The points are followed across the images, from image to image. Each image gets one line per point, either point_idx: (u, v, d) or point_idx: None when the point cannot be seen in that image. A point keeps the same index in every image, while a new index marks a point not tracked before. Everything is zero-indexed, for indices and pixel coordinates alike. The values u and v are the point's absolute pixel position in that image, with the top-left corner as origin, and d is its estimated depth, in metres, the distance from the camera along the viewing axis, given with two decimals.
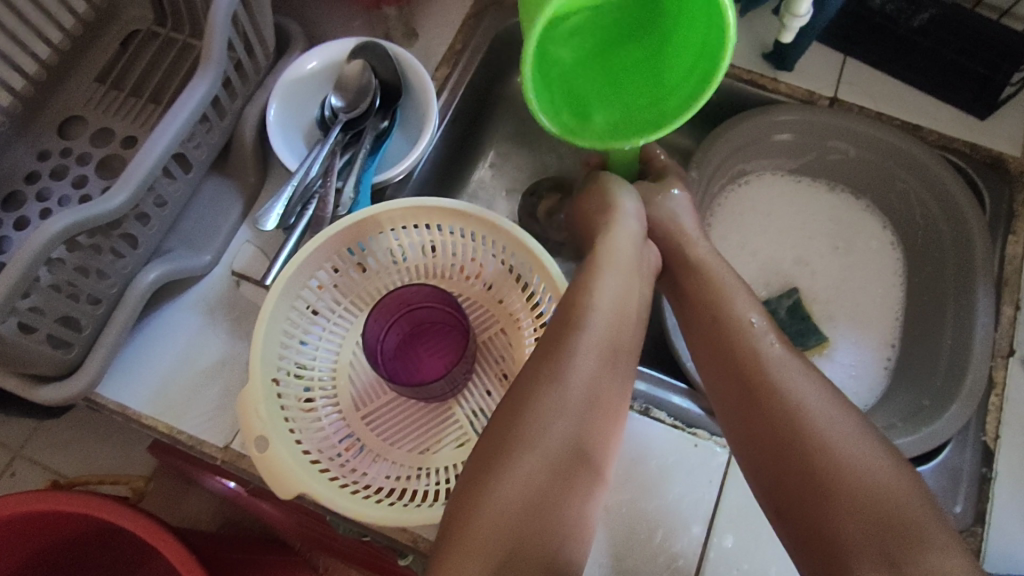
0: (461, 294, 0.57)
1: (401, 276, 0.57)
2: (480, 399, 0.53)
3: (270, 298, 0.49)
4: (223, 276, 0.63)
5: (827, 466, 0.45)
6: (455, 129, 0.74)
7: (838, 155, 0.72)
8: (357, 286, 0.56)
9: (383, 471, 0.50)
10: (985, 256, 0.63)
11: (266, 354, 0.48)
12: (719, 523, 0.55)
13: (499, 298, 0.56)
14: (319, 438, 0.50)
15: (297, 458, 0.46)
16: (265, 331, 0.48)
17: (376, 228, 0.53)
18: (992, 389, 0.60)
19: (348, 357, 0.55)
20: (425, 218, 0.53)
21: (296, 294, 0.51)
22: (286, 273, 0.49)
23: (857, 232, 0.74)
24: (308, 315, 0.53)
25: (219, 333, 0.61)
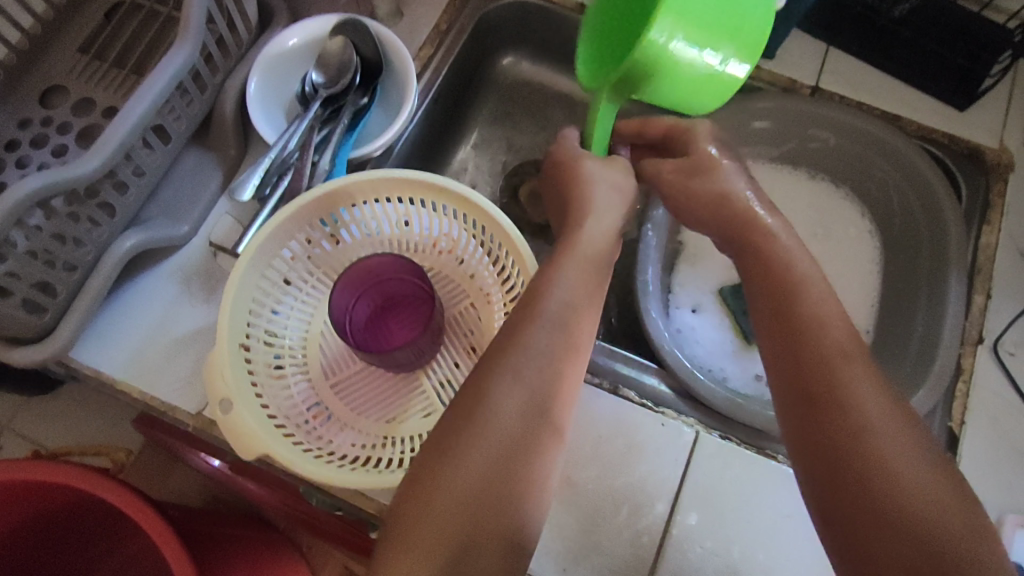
0: (434, 268, 0.58)
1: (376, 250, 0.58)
2: (450, 371, 0.54)
3: (240, 264, 0.49)
4: (201, 247, 0.63)
5: (878, 472, 0.38)
6: (439, 108, 0.74)
7: (818, 143, 0.72)
8: (331, 258, 0.57)
9: (349, 439, 0.51)
10: (958, 243, 0.63)
11: (233, 320, 0.49)
12: (684, 502, 0.55)
13: (473, 274, 0.57)
14: (287, 405, 0.51)
15: (261, 422, 0.46)
16: (233, 298, 0.49)
17: (349, 200, 0.53)
18: (959, 376, 0.61)
19: (320, 329, 0.56)
20: (399, 192, 0.54)
21: (267, 263, 0.52)
22: (256, 242, 0.50)
23: (836, 221, 0.74)
24: (280, 285, 0.54)
25: (195, 303, 0.61)
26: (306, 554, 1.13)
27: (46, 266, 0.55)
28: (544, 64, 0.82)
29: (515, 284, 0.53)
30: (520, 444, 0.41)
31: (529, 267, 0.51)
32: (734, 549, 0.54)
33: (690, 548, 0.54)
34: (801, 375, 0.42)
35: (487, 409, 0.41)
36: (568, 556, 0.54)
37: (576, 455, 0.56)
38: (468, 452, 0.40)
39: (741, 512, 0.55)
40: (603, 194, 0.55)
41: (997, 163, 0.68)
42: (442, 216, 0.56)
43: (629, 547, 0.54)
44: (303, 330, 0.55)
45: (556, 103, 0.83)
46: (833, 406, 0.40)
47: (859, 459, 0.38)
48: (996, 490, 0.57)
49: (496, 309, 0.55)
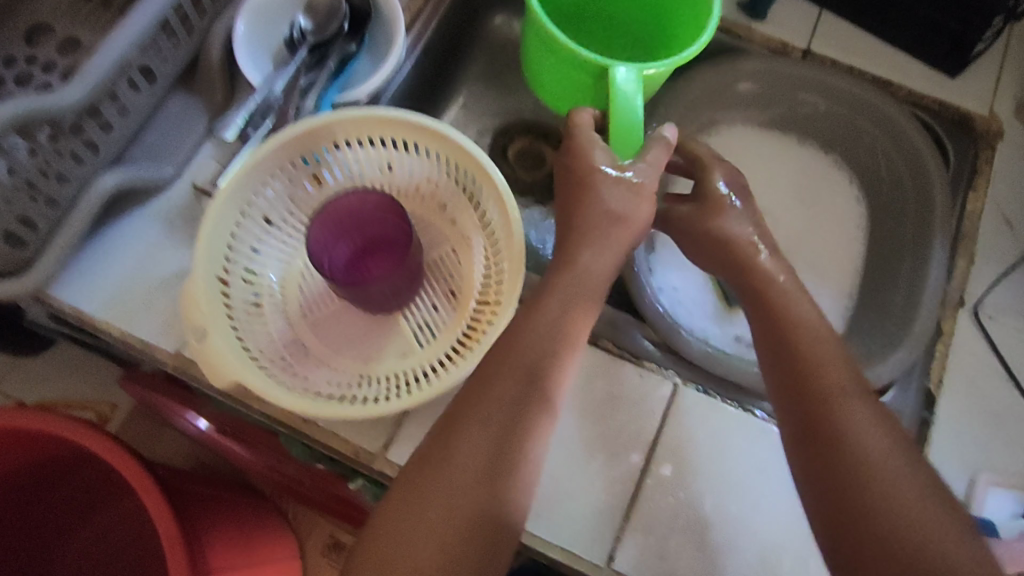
0: (416, 213, 0.58)
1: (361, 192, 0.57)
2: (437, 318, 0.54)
3: (220, 197, 0.49)
4: (184, 190, 0.63)
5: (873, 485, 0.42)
6: (429, 64, 0.74)
7: (809, 108, 0.72)
8: (316, 199, 0.57)
9: (327, 377, 0.51)
10: (944, 207, 0.63)
11: (211, 252, 0.48)
12: (659, 452, 0.55)
13: (456, 220, 0.57)
14: (265, 341, 0.51)
15: (238, 354, 0.46)
16: (211, 230, 0.49)
17: (330, 138, 0.53)
18: (939, 338, 0.61)
19: (301, 270, 0.56)
20: (384, 132, 0.53)
21: (246, 199, 0.52)
22: (235, 175, 0.50)
23: (824, 186, 0.73)
24: (262, 223, 0.54)
25: (177, 244, 0.61)
26: (292, 521, 1.13)
27: (27, 199, 0.54)
28: None
29: (496, 227, 0.53)
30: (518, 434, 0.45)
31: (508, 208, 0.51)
32: (710, 501, 0.54)
33: (665, 498, 0.54)
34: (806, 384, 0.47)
35: (494, 399, 0.45)
36: (542, 503, 0.53)
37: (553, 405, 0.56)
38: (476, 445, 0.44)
39: (719, 465, 0.55)
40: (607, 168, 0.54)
41: (985, 130, 0.68)
42: (426, 161, 0.56)
43: (603, 495, 0.54)
44: (284, 269, 0.55)
45: None
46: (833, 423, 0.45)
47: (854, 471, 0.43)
48: (972, 449, 0.57)
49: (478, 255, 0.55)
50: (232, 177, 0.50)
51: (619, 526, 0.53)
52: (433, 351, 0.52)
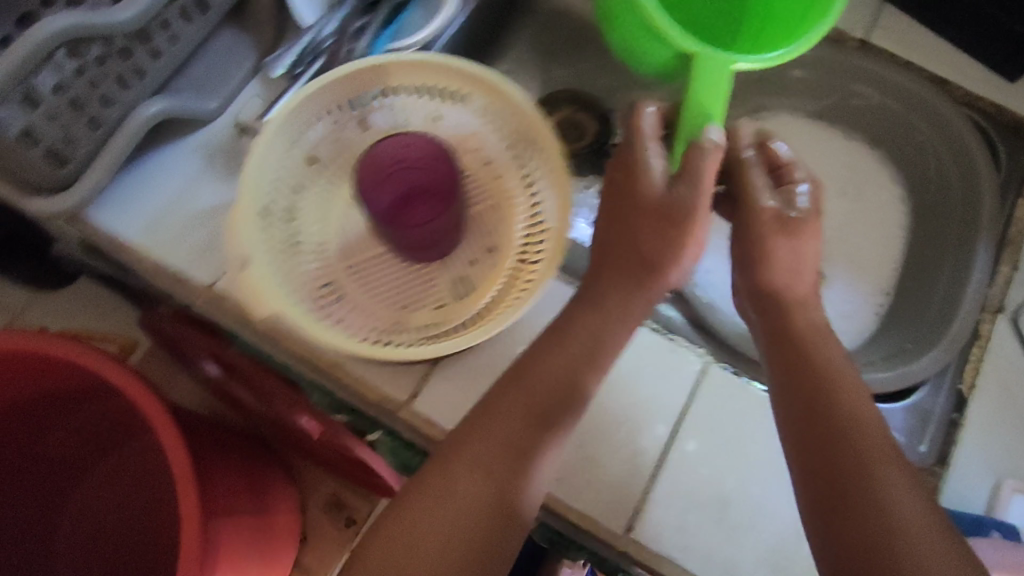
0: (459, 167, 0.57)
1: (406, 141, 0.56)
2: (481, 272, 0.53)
3: (269, 129, 0.49)
4: (226, 126, 0.62)
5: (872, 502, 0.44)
6: (480, 24, 0.73)
7: (861, 100, 0.71)
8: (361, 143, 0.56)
9: (361, 324, 0.51)
10: (991, 211, 0.62)
11: (255, 181, 0.49)
12: (685, 427, 0.55)
13: (500, 179, 0.55)
14: (299, 282, 0.50)
15: (279, 294, 0.47)
16: (258, 163, 0.49)
17: (383, 82, 0.53)
18: (975, 342, 0.60)
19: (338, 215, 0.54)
20: (439, 80, 0.53)
21: (293, 135, 0.52)
22: (285, 107, 0.49)
23: (868, 181, 0.73)
24: (305, 161, 0.53)
25: (216, 178, 0.60)
26: (298, 479, 1.14)
27: (72, 117, 0.54)
28: None
29: (540, 186, 0.53)
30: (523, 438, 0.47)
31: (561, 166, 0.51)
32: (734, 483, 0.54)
33: (689, 474, 0.53)
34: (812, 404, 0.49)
35: (498, 403, 0.48)
36: (565, 468, 0.53)
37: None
38: (484, 441, 0.47)
39: (747, 449, 0.55)
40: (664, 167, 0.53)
41: None
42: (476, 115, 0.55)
43: (628, 465, 0.54)
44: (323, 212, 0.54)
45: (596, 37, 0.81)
46: (842, 446, 0.46)
47: (855, 487, 0.45)
48: (999, 455, 0.56)
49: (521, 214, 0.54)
50: (281, 110, 0.50)
51: (641, 497, 0.53)
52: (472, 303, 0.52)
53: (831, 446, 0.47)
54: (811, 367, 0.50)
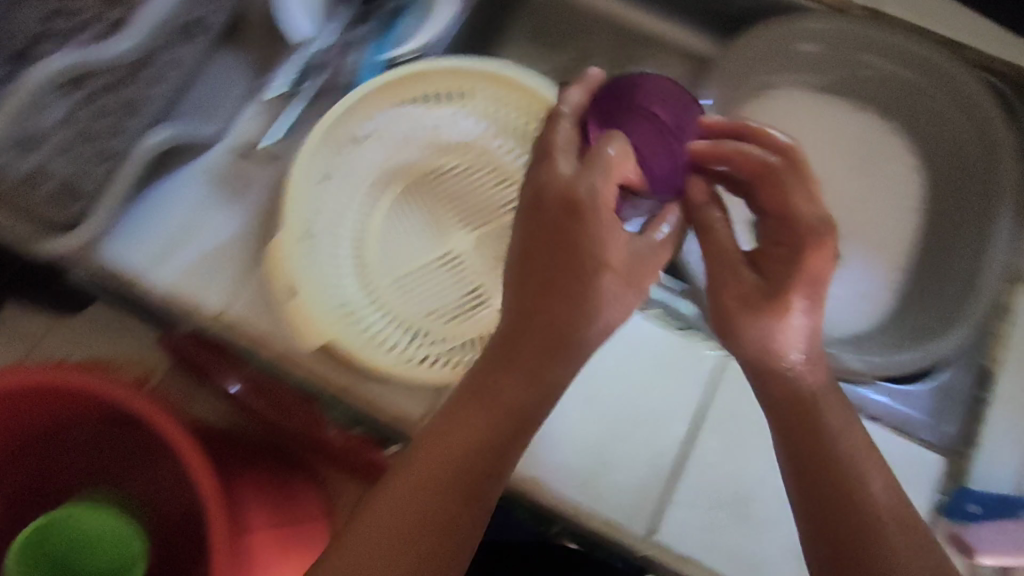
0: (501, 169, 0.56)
1: (439, 153, 0.57)
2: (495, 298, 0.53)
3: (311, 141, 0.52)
4: (227, 149, 0.61)
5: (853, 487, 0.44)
6: (470, 27, 0.70)
7: (872, 72, 0.69)
8: (387, 159, 0.56)
9: (388, 317, 0.52)
10: (1012, 182, 0.60)
11: (301, 203, 0.51)
12: (704, 424, 0.55)
13: (492, 153, 0.57)
14: (421, 252, 0.54)
15: (324, 309, 0.49)
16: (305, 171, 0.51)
17: (409, 89, 0.56)
18: (997, 316, 0.58)
19: (376, 243, 0.54)
20: (427, 85, 0.56)
21: (325, 152, 0.53)
22: (321, 123, 0.52)
23: (878, 156, 0.70)
24: (345, 160, 0.54)
25: (220, 206, 0.60)
26: None
27: (80, 154, 0.51)
28: None
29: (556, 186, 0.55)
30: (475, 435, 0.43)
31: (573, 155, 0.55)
32: (694, 529, 0.53)
33: (704, 474, 0.54)
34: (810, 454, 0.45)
35: (434, 467, 0.42)
36: (569, 467, 0.54)
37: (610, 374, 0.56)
38: (413, 492, 0.42)
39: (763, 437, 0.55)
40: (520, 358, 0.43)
41: None
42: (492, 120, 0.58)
43: (663, 479, 0.54)
44: (424, 191, 0.56)
45: (600, 25, 0.78)
46: (824, 443, 0.45)
47: (848, 501, 0.44)
48: None
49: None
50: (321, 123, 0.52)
51: (658, 500, 0.53)
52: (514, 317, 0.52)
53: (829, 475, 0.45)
54: (813, 424, 0.46)
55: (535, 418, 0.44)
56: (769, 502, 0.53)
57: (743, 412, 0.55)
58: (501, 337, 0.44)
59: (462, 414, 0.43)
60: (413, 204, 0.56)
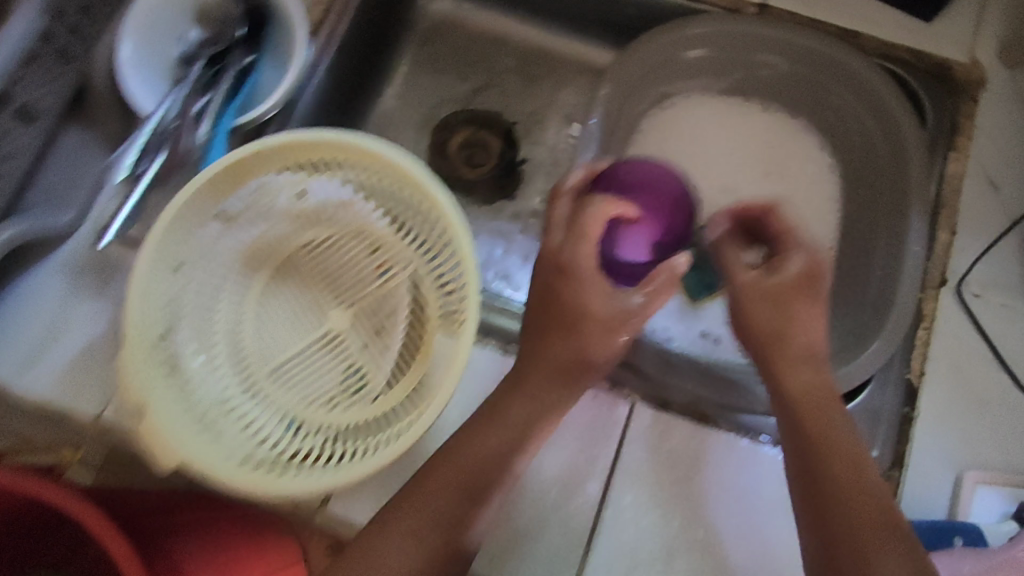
0: (375, 234, 0.52)
1: (305, 226, 0.53)
2: (375, 376, 0.50)
3: (143, 256, 0.44)
4: (89, 237, 0.57)
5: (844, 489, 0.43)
6: (344, 69, 0.66)
7: (769, 70, 0.65)
8: (250, 243, 0.52)
9: (265, 411, 0.49)
10: (919, 179, 0.57)
11: (142, 309, 0.44)
12: (619, 479, 0.53)
13: (361, 220, 0.53)
14: (298, 334, 0.52)
15: (178, 431, 0.44)
16: (140, 288, 0.44)
17: (262, 167, 0.48)
18: (919, 323, 0.55)
19: (249, 332, 0.51)
20: (279, 160, 0.48)
21: (172, 248, 0.47)
22: (162, 220, 0.45)
23: (791, 158, 0.67)
24: (203, 253, 0.49)
25: (87, 299, 0.56)
26: None
27: None
28: (477, 4, 0.74)
29: (441, 257, 0.50)
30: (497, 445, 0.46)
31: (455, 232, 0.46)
32: None
33: (624, 531, 0.51)
34: (806, 450, 0.45)
35: (465, 466, 0.45)
36: (482, 544, 0.51)
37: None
38: (439, 491, 0.44)
39: (681, 486, 0.52)
40: (541, 361, 0.48)
41: (966, 80, 0.60)
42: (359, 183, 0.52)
43: (581, 543, 0.51)
44: (296, 271, 0.53)
45: (492, 46, 0.75)
46: (820, 443, 0.44)
47: (835, 497, 0.42)
48: (953, 443, 0.52)
49: (428, 262, 0.51)
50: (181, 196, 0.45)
51: (579, 565, 0.51)
52: (394, 394, 0.49)
53: (822, 476, 0.43)
54: (820, 429, 0.45)
55: (536, 435, 0.47)
56: (689, 554, 0.51)
57: (658, 461, 0.53)
58: (518, 353, 0.50)
59: (498, 416, 0.47)
60: (286, 286, 0.53)
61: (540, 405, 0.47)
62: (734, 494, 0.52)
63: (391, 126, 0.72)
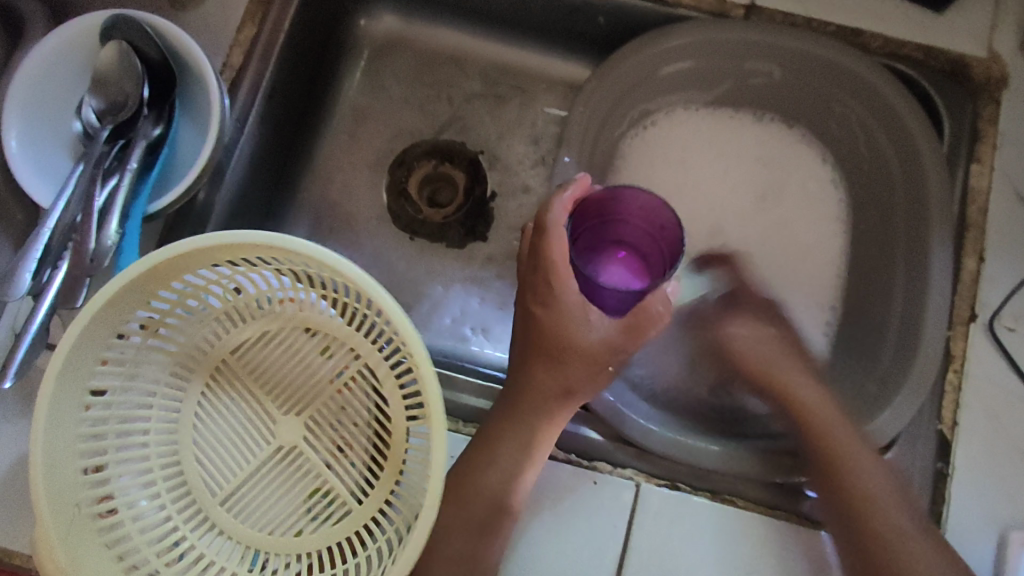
0: (319, 328, 0.46)
1: (240, 322, 0.46)
2: (344, 486, 0.45)
3: (42, 403, 0.37)
4: (5, 343, 0.50)
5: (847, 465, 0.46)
6: (278, 115, 0.58)
7: (762, 78, 0.57)
8: (177, 350, 0.45)
9: (219, 544, 0.43)
10: (940, 200, 0.50)
11: (54, 464, 0.37)
12: (630, 572, 0.47)
13: (301, 310, 0.46)
14: (249, 450, 0.45)
15: None
16: (48, 443, 0.37)
17: (179, 270, 0.40)
18: (948, 365, 0.49)
19: (193, 454, 0.45)
20: (192, 264, 0.40)
21: (82, 383, 0.39)
22: (60, 355, 0.37)
23: (789, 174, 0.60)
24: (129, 372, 0.42)
25: (9, 416, 0.49)
26: None
27: None
28: (426, 20, 0.66)
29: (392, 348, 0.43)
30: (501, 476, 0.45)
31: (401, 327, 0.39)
32: None
33: None
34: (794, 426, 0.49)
35: (471, 503, 0.45)
36: None
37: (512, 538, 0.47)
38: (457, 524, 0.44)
39: (701, 573, 0.47)
40: (534, 394, 0.46)
41: (985, 79, 0.53)
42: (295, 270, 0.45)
43: None
44: (236, 378, 0.46)
45: (448, 67, 0.66)
46: (817, 428, 0.48)
47: (838, 480, 0.46)
48: (994, 497, 0.47)
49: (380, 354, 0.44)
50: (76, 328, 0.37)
51: None
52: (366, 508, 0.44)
53: (823, 450, 0.47)
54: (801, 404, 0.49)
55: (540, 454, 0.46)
56: None
57: (674, 547, 0.48)
58: (509, 379, 0.48)
59: (498, 449, 0.46)
60: (228, 395, 0.46)
61: (537, 431, 0.46)
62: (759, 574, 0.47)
63: (341, 168, 0.64)
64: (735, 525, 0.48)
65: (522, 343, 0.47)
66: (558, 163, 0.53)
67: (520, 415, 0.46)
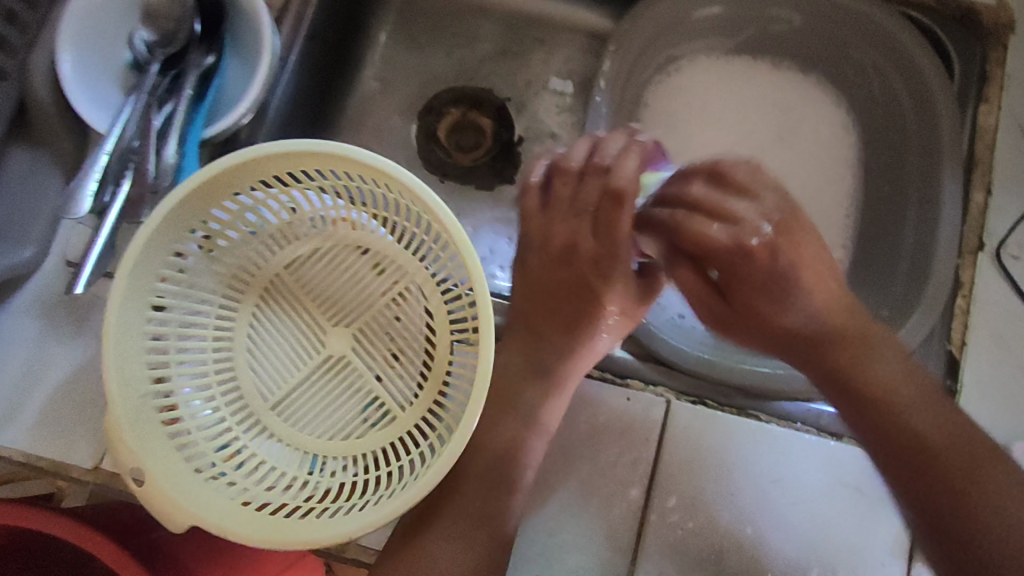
0: (369, 246, 0.48)
1: (290, 242, 0.48)
2: (393, 397, 0.47)
3: (115, 299, 0.39)
4: (59, 270, 0.53)
5: (865, 370, 0.42)
6: (317, 57, 0.60)
7: (781, 25, 0.60)
8: (232, 266, 0.47)
9: (274, 449, 0.45)
10: (951, 136, 0.53)
11: (122, 359, 0.39)
12: (661, 482, 0.50)
13: (351, 229, 0.48)
14: (298, 361, 0.47)
15: (184, 487, 0.39)
16: (117, 339, 0.39)
17: (239, 184, 0.42)
18: (958, 291, 0.53)
19: (244, 364, 0.47)
20: (248, 179, 0.42)
21: (148, 288, 0.41)
22: (130, 254, 0.39)
23: (804, 120, 0.63)
24: (188, 283, 0.44)
25: (64, 338, 0.52)
26: None
27: None
28: None
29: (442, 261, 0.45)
30: (522, 405, 0.48)
31: (456, 230, 0.41)
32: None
33: (671, 534, 0.49)
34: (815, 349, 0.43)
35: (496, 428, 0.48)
36: (524, 560, 0.49)
37: (551, 451, 0.51)
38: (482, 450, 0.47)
39: (726, 482, 0.50)
40: (550, 333, 0.50)
41: (993, 24, 0.56)
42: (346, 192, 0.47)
43: (630, 549, 0.49)
44: (286, 292, 0.48)
45: (475, 17, 0.68)
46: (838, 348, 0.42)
47: (874, 397, 0.41)
48: (999, 411, 0.50)
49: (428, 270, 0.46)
50: (147, 229, 0.39)
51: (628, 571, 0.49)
52: (415, 411, 0.46)
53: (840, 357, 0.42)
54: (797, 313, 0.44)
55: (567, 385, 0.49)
56: (741, 553, 0.49)
57: (702, 458, 0.51)
58: (512, 329, 0.51)
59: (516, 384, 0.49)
60: (277, 308, 0.48)
61: (554, 367, 0.49)
62: (781, 483, 0.50)
63: (371, 114, 0.66)
64: (758, 439, 0.51)
65: (531, 294, 0.51)
66: (590, 101, 0.55)
67: (536, 353, 0.50)
